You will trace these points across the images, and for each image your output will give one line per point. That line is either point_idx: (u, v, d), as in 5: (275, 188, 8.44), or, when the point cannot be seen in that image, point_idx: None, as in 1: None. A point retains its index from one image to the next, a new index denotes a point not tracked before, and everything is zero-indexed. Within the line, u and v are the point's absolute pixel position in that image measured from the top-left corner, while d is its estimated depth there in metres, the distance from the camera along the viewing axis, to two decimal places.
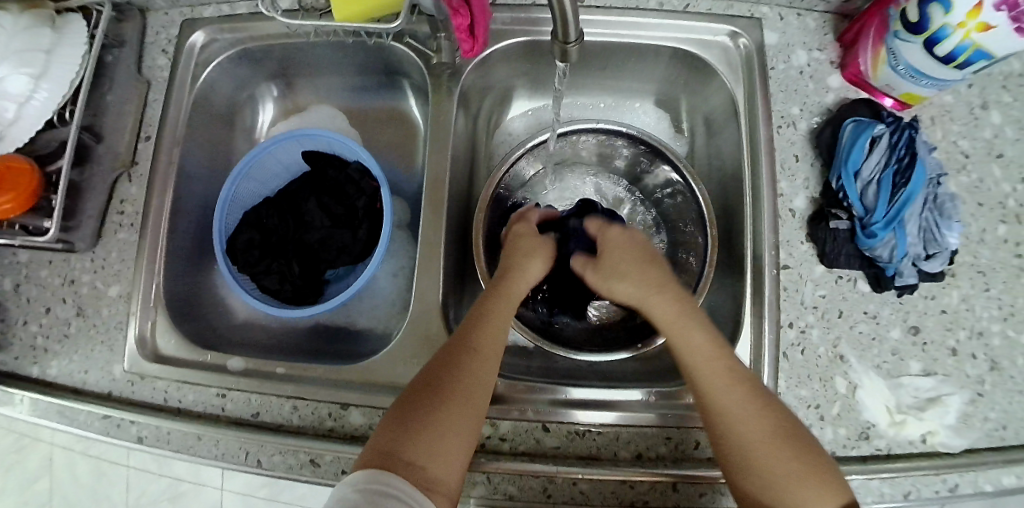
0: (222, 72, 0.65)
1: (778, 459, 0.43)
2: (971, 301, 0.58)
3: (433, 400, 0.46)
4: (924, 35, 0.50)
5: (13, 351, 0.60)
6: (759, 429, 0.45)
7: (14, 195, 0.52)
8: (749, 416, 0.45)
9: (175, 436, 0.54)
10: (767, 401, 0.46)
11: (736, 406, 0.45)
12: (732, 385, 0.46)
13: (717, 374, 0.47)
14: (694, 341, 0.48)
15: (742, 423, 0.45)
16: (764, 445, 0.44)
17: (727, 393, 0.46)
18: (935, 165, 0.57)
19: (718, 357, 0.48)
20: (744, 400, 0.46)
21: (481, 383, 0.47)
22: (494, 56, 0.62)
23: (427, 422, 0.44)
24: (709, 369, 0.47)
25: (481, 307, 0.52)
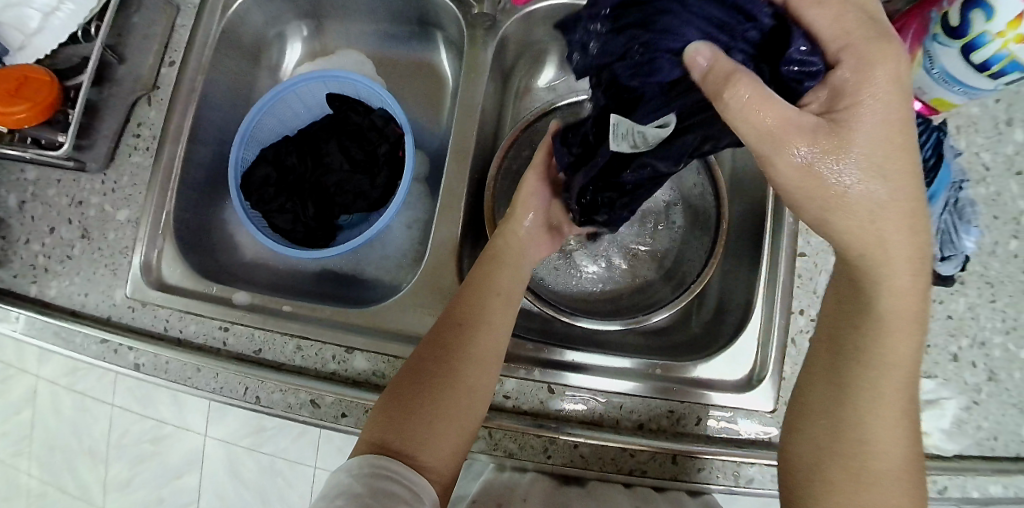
0: (254, 5, 0.64)
1: (892, 466, 0.41)
2: (977, 310, 0.59)
3: (433, 378, 0.46)
4: (964, 40, 0.50)
5: (13, 268, 0.59)
6: (893, 423, 0.41)
7: (31, 105, 0.50)
8: (889, 429, 0.41)
9: (174, 366, 0.53)
10: (909, 409, 0.42)
11: (890, 407, 0.41)
12: (901, 380, 0.41)
13: (903, 349, 0.40)
14: (907, 346, 0.41)
15: (883, 416, 0.41)
16: (899, 460, 0.41)
17: (895, 389, 0.41)
18: (957, 171, 0.58)
19: (911, 336, 0.41)
20: (897, 431, 0.41)
21: (474, 363, 0.47)
22: (534, 16, 0.61)
23: (420, 411, 0.45)
24: (897, 354, 0.41)
25: (475, 277, 0.52)
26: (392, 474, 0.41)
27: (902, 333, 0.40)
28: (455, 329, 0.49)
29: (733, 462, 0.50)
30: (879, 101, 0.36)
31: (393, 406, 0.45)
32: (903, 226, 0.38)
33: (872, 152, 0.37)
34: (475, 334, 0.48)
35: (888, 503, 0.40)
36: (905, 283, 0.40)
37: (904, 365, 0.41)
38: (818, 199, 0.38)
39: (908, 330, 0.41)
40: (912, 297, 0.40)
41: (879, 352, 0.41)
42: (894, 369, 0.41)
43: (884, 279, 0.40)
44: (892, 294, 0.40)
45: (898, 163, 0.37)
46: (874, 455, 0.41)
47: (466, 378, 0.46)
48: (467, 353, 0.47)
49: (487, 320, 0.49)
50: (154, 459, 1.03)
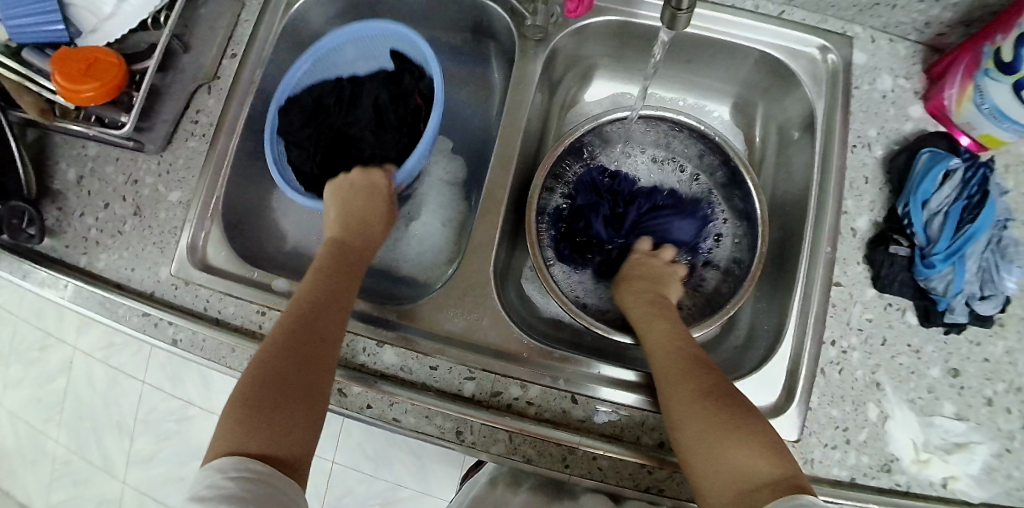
0: (314, 5, 0.66)
1: (703, 422, 0.45)
2: (1016, 355, 0.57)
3: (287, 380, 0.45)
4: (1016, 76, 0.49)
5: (67, 239, 0.62)
6: (705, 386, 0.47)
7: (99, 85, 0.53)
8: (689, 403, 0.46)
9: (209, 344, 0.55)
10: (723, 388, 0.47)
11: (687, 382, 0.48)
12: (681, 365, 0.49)
13: (668, 356, 0.51)
14: (676, 345, 0.51)
15: (681, 386, 0.48)
16: (704, 415, 0.45)
17: (681, 369, 0.49)
18: (1003, 209, 0.56)
19: (683, 347, 0.51)
20: (696, 393, 0.46)
21: (318, 373, 0.46)
22: (583, 31, 0.62)
23: (275, 407, 0.43)
24: (669, 367, 0.50)
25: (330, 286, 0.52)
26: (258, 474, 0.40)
27: (667, 346, 0.52)
28: (307, 333, 0.48)
29: None
30: (649, 267, 0.62)
31: (238, 414, 0.42)
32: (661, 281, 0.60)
33: (651, 272, 0.62)
34: (323, 344, 0.47)
35: (742, 456, 0.42)
36: (652, 308, 0.57)
37: (671, 359, 0.50)
38: (641, 298, 0.58)
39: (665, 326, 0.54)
40: (688, 340, 0.52)
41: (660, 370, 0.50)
42: (667, 373, 0.50)
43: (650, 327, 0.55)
44: (648, 321, 0.55)
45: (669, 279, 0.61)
46: (681, 431, 0.46)
47: (314, 388, 0.45)
48: (306, 357, 0.46)
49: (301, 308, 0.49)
50: (176, 438, 1.06)
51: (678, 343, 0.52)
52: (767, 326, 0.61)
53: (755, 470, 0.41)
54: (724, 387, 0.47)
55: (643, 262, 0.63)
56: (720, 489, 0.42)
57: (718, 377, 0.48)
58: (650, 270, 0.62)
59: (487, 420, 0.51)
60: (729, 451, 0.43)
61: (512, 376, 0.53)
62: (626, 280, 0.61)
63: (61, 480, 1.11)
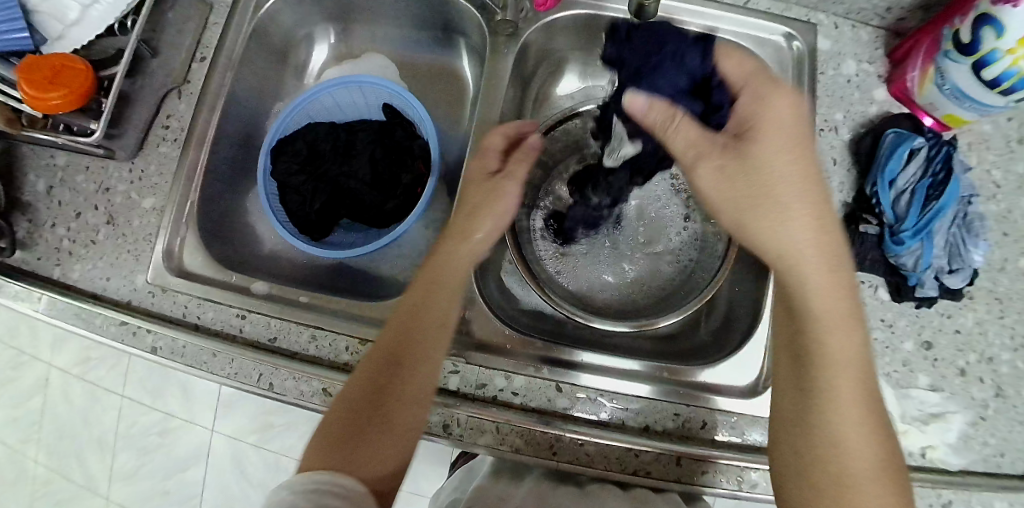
0: (284, 7, 0.66)
1: (860, 452, 0.41)
2: (985, 326, 0.59)
3: (374, 405, 0.46)
4: (975, 57, 0.51)
5: (39, 250, 0.61)
6: (859, 398, 0.42)
7: (66, 92, 0.52)
8: (851, 416, 0.41)
9: (190, 351, 0.55)
10: (873, 405, 0.42)
11: (846, 387, 0.42)
12: (853, 367, 0.42)
13: (840, 343, 0.42)
14: (840, 305, 0.42)
15: (841, 396, 0.42)
16: (857, 440, 0.41)
17: (846, 357, 0.42)
18: (967, 186, 0.58)
19: (853, 338, 0.43)
20: (862, 421, 0.41)
21: (414, 403, 0.47)
22: (553, 25, 0.63)
23: (366, 432, 0.45)
24: (836, 343, 0.42)
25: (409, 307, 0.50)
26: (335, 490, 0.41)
27: (835, 311, 0.42)
28: (393, 361, 0.47)
29: (738, 466, 0.51)
30: (789, 131, 0.43)
31: (339, 432, 0.45)
32: (805, 194, 0.43)
33: (774, 176, 0.42)
34: (416, 369, 0.47)
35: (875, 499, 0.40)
36: (825, 240, 0.43)
37: (846, 358, 0.42)
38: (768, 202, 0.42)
39: (839, 294, 0.43)
40: (846, 292, 0.43)
41: (820, 340, 0.42)
42: (836, 361, 0.42)
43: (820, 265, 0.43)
44: (815, 247, 0.43)
45: (801, 188, 0.43)
46: (833, 447, 0.41)
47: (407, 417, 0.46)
48: (409, 387, 0.47)
49: (432, 344, 0.49)
50: (160, 451, 1.05)
51: (842, 304, 0.43)
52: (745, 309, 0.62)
53: None
54: (876, 406, 0.43)
55: (770, 129, 0.43)
56: None
57: (869, 388, 0.43)
58: (785, 148, 0.42)
59: (473, 411, 0.51)
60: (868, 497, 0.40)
61: (496, 368, 0.53)
62: (768, 201, 0.42)
63: (42, 500, 1.09)
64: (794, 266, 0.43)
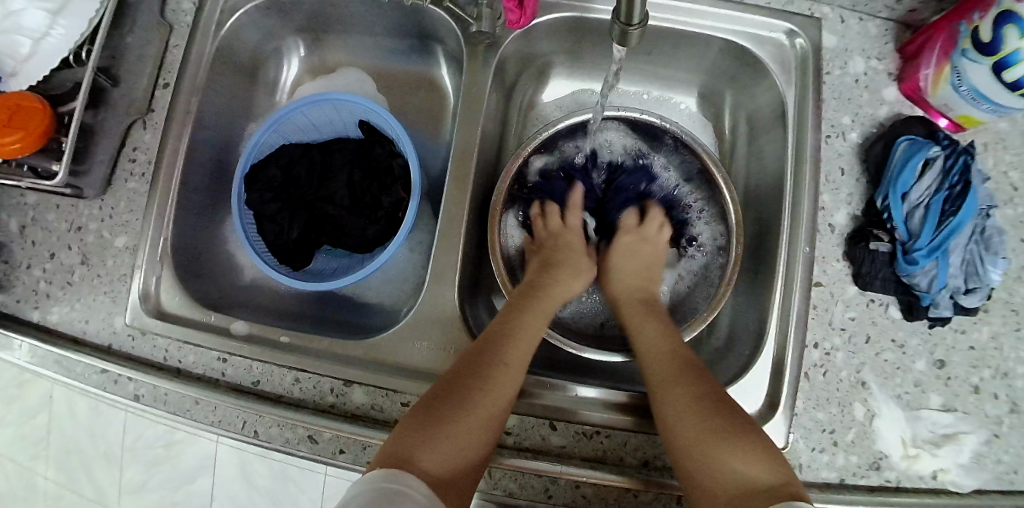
0: (248, 22, 0.62)
1: (690, 442, 0.45)
2: (1001, 340, 0.56)
3: (461, 400, 0.46)
4: (995, 57, 0.46)
5: (15, 293, 0.59)
6: (684, 406, 0.47)
7: (25, 135, 0.49)
8: (681, 401, 0.47)
9: (173, 398, 0.53)
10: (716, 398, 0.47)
11: (673, 384, 0.48)
12: (680, 374, 0.49)
13: (663, 365, 0.51)
14: (667, 346, 0.52)
15: (667, 397, 0.48)
16: (683, 419, 0.46)
17: (672, 367, 0.50)
18: (986, 196, 0.54)
19: (675, 355, 0.51)
20: (689, 391, 0.47)
21: (499, 399, 0.47)
22: (534, 32, 0.59)
23: (450, 419, 0.44)
24: (658, 366, 0.51)
25: (508, 320, 0.53)
26: (410, 491, 0.38)
27: (666, 362, 0.51)
28: (482, 358, 0.49)
29: None
30: (640, 259, 0.63)
31: (422, 420, 0.44)
32: (650, 274, 0.62)
33: (640, 268, 0.62)
34: (503, 369, 0.48)
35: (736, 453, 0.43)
36: (640, 310, 0.58)
37: (675, 374, 0.49)
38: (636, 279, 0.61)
39: (665, 339, 0.53)
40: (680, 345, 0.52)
41: (655, 375, 0.50)
42: (667, 376, 0.49)
43: (639, 321, 0.56)
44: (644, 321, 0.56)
45: (649, 264, 0.62)
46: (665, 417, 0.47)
47: (487, 408, 0.46)
48: (495, 380, 0.47)
49: (517, 352, 0.50)
50: (167, 463, 1.05)
51: (672, 357, 0.51)
52: (749, 329, 0.59)
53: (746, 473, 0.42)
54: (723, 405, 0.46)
55: (628, 261, 0.63)
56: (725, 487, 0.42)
57: (716, 385, 0.48)
58: (646, 258, 0.63)
59: None
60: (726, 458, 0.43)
61: None
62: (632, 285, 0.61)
63: None
64: (627, 303, 0.59)
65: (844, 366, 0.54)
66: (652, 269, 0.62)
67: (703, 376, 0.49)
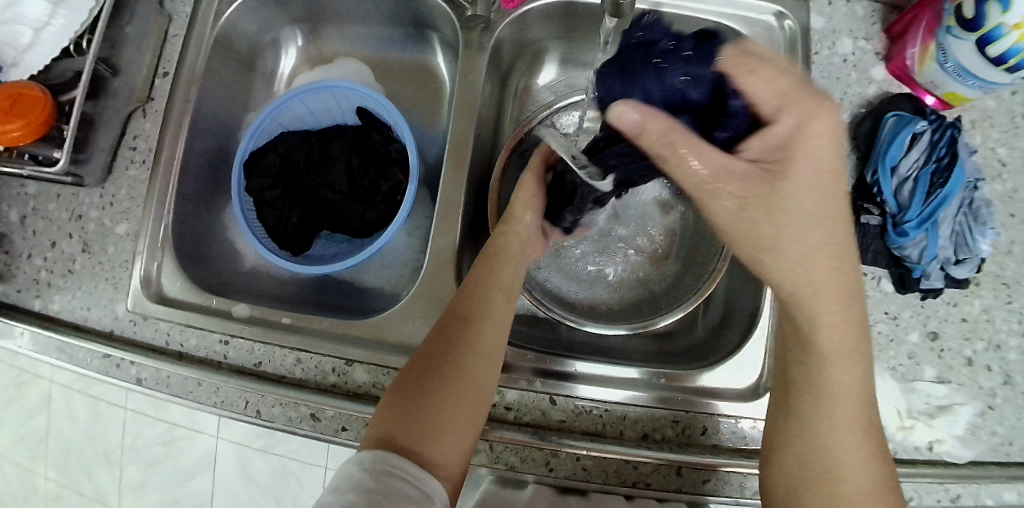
0: (246, 12, 0.63)
1: (852, 470, 0.41)
2: (992, 312, 0.57)
3: (440, 368, 0.45)
4: (979, 33, 0.48)
5: (17, 283, 0.59)
6: (850, 424, 0.42)
7: (26, 122, 0.50)
8: (848, 418, 0.42)
9: (175, 380, 0.53)
10: (868, 409, 0.43)
11: (845, 382, 0.42)
12: (848, 377, 0.42)
13: (848, 360, 0.42)
14: (851, 342, 0.42)
15: (832, 410, 0.42)
16: (851, 445, 0.42)
17: (846, 375, 0.42)
18: (973, 169, 0.56)
19: (846, 350, 0.42)
20: (855, 411, 0.42)
21: (479, 359, 0.46)
22: (528, 17, 0.60)
23: (435, 389, 0.44)
24: (840, 369, 0.42)
25: (477, 273, 0.51)
26: (403, 473, 0.40)
27: (842, 346, 0.42)
28: (460, 321, 0.47)
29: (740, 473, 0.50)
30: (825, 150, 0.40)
31: (403, 398, 0.44)
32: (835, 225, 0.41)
33: (793, 200, 0.40)
34: (482, 328, 0.47)
35: (869, 495, 0.41)
36: (844, 318, 0.42)
37: (847, 366, 0.42)
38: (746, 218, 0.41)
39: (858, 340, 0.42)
40: (850, 332, 0.42)
41: (822, 366, 0.43)
42: (838, 383, 0.42)
43: (839, 311, 0.42)
44: (807, 282, 0.41)
45: (801, 208, 0.40)
46: (833, 438, 0.42)
47: (474, 370, 0.45)
48: (476, 342, 0.46)
49: (490, 317, 0.48)
50: (167, 461, 1.05)
51: (858, 356, 0.42)
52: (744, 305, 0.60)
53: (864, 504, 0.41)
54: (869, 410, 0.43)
55: (807, 162, 0.40)
56: None
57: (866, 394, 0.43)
58: (762, 186, 0.41)
59: None
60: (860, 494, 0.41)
61: None
62: (769, 222, 0.41)
63: None
64: (777, 274, 0.42)
65: None
66: (827, 182, 0.41)
67: (860, 373, 0.43)
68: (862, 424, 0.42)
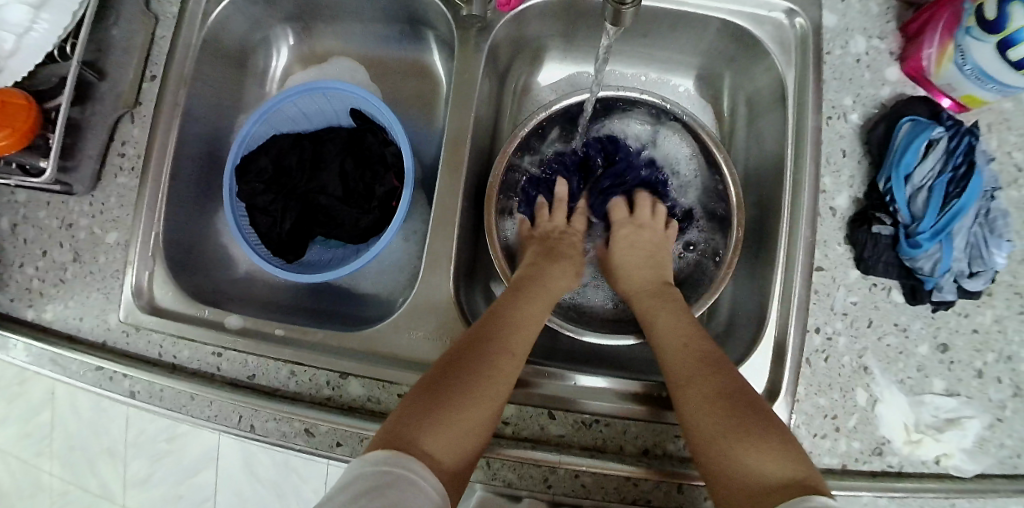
0: (235, 11, 0.61)
1: (711, 428, 0.44)
2: (1004, 323, 0.55)
3: (461, 381, 0.45)
4: (1000, 35, 0.45)
5: (9, 292, 0.58)
6: (710, 395, 0.45)
7: (12, 131, 0.48)
8: (694, 393, 0.46)
9: (168, 394, 0.52)
10: (736, 388, 0.46)
11: (677, 358, 0.49)
12: (688, 354, 0.49)
13: (680, 353, 0.49)
14: (678, 323, 0.52)
15: (680, 372, 0.48)
16: (705, 413, 0.45)
17: (674, 345, 0.50)
18: (990, 178, 0.54)
19: (692, 345, 0.50)
20: (704, 393, 0.46)
21: (500, 380, 0.46)
22: (526, 15, 0.58)
23: (454, 400, 0.44)
24: (666, 335, 0.51)
25: (507, 302, 0.53)
26: (410, 475, 0.38)
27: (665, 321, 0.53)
28: (484, 340, 0.48)
29: None
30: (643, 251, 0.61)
31: (418, 405, 0.43)
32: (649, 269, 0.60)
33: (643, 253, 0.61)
34: (506, 351, 0.48)
35: (749, 452, 0.41)
36: (657, 306, 0.55)
37: (682, 353, 0.49)
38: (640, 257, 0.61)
39: (675, 314, 0.53)
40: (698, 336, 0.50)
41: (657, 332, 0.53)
42: (674, 353, 0.50)
43: (657, 306, 0.55)
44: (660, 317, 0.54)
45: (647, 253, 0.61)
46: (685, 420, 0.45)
47: (493, 390, 0.45)
48: (499, 363, 0.47)
49: (516, 343, 0.49)
50: (169, 458, 1.06)
51: (695, 349, 0.49)
52: (748, 314, 0.59)
53: (765, 473, 0.40)
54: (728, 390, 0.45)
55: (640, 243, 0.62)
56: (732, 486, 0.41)
57: (734, 379, 0.47)
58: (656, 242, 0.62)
59: None
60: (745, 456, 0.41)
61: None
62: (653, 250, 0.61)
63: None
64: (638, 298, 0.57)
65: (846, 351, 0.53)
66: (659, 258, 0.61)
67: (721, 375, 0.47)
68: (718, 386, 0.46)
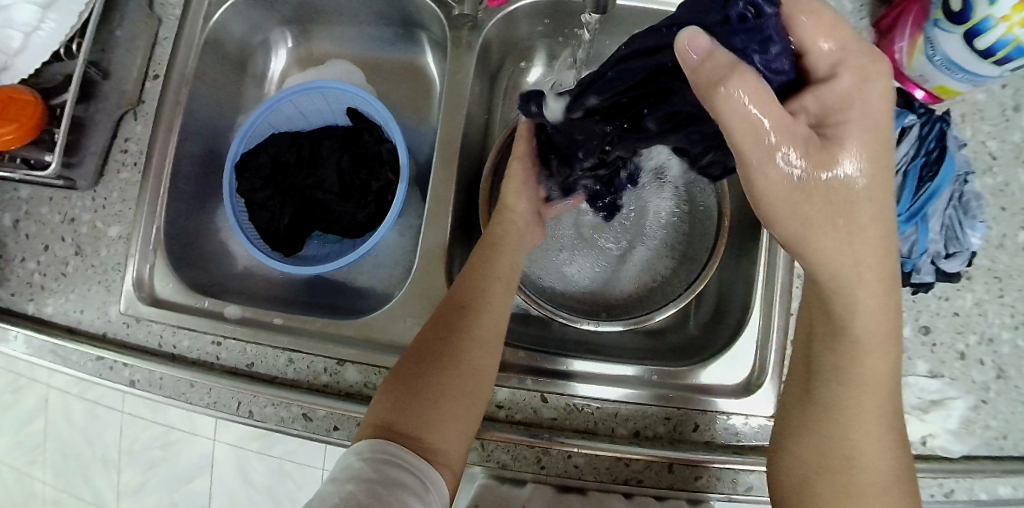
0: (235, 15, 0.64)
1: (869, 475, 0.42)
2: (984, 306, 0.57)
3: (439, 355, 0.47)
4: (966, 26, 0.48)
5: (10, 286, 0.59)
6: (874, 438, 0.42)
7: (17, 126, 0.50)
8: (867, 421, 0.42)
9: (167, 382, 0.53)
10: (891, 423, 0.43)
11: (880, 366, 0.42)
12: (882, 369, 0.42)
13: (880, 354, 0.41)
14: (888, 329, 0.41)
15: (862, 407, 0.42)
16: (874, 451, 0.42)
17: (881, 353, 0.41)
18: (963, 162, 0.56)
19: (881, 333, 0.41)
20: (879, 426, 0.42)
21: (478, 345, 0.47)
22: (516, 15, 0.60)
23: (436, 377, 0.46)
24: (877, 370, 0.42)
25: (475, 264, 0.53)
26: (400, 459, 0.41)
27: (881, 339, 0.41)
28: (460, 312, 0.49)
29: (732, 470, 0.50)
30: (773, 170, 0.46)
31: (401, 387, 0.45)
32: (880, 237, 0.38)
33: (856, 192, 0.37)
34: (480, 315, 0.49)
35: (886, 505, 0.41)
36: (881, 304, 0.40)
37: (880, 344, 0.41)
38: (799, 218, 0.37)
39: (884, 322, 0.41)
40: (888, 327, 0.41)
41: (874, 364, 0.42)
42: (877, 375, 0.42)
43: (839, 257, 0.38)
44: (872, 321, 0.41)
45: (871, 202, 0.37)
46: (852, 457, 0.42)
47: (472, 357, 0.47)
48: (475, 330, 0.48)
49: (488, 306, 0.50)
50: (163, 465, 1.05)
51: (882, 355, 0.41)
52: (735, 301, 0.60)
53: None
54: (893, 418, 0.43)
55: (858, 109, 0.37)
56: None
57: (881, 400, 0.42)
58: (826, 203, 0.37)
59: None
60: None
61: None
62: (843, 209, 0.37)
63: None
64: (845, 287, 0.40)
65: None
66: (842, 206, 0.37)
67: (892, 363, 0.42)
68: (892, 439, 0.42)
